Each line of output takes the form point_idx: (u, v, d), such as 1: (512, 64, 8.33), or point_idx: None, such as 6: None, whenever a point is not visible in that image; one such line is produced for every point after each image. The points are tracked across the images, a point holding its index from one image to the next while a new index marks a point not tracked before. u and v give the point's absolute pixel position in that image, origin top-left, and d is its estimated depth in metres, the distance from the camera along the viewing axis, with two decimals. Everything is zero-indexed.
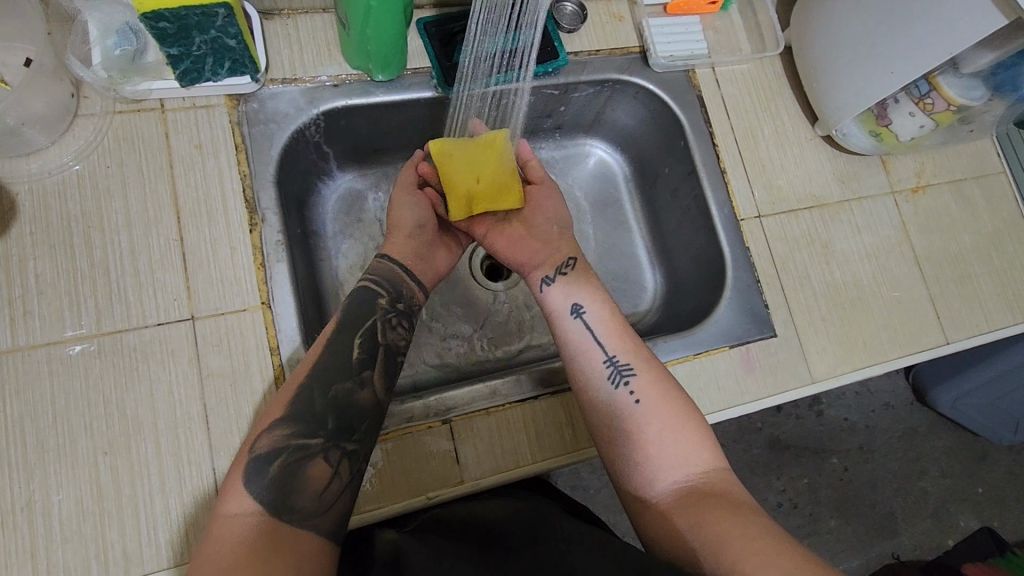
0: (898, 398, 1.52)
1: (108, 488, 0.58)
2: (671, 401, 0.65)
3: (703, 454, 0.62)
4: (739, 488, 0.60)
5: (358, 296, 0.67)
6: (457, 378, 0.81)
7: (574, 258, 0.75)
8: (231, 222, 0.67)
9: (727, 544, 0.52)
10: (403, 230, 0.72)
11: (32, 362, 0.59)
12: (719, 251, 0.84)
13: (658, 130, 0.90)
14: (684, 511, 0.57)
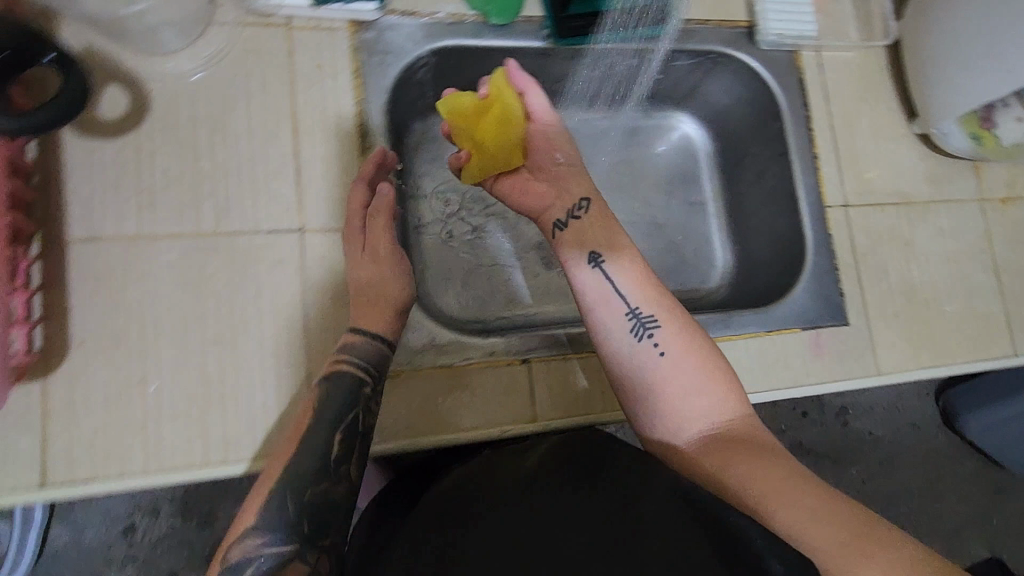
0: (929, 417, 1.52)
1: (212, 378, 0.62)
2: (699, 348, 0.62)
3: (732, 397, 0.59)
4: (770, 437, 0.57)
5: (340, 382, 0.59)
6: (526, 323, 0.84)
7: (588, 200, 0.71)
8: (343, 142, 0.69)
9: (765, 489, 0.50)
10: (379, 300, 0.63)
11: (154, 250, 0.62)
12: (801, 235, 0.84)
13: (752, 109, 0.90)
14: (713, 454, 0.55)
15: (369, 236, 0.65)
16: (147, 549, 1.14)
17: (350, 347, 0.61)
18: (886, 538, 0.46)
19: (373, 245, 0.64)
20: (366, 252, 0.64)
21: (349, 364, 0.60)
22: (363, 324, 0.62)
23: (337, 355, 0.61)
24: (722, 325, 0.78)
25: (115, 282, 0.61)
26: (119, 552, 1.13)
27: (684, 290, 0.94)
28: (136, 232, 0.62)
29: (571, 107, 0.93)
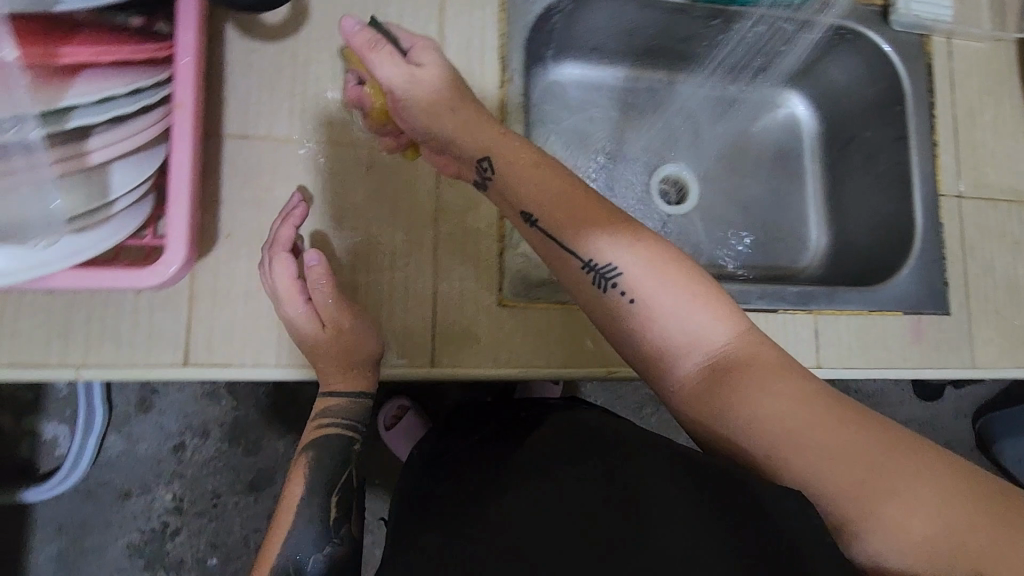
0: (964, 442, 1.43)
1: (347, 282, 0.65)
2: (670, 273, 0.50)
3: (722, 316, 0.50)
4: (766, 354, 0.50)
5: (332, 443, 0.68)
6: None
7: (488, 155, 0.57)
8: (486, 73, 0.71)
9: (780, 435, 0.46)
10: (349, 361, 0.62)
11: (304, 154, 0.64)
12: (911, 221, 0.84)
13: (872, 91, 0.89)
14: (714, 400, 0.49)
15: (319, 305, 0.61)
16: (194, 468, 1.16)
17: (330, 412, 0.67)
18: (907, 457, 0.43)
19: (328, 319, 0.61)
20: (327, 325, 0.61)
21: (333, 424, 0.67)
22: (342, 389, 0.66)
23: (320, 418, 0.68)
24: (829, 300, 0.78)
25: (263, 180, 0.63)
26: (166, 468, 1.16)
27: (773, 268, 0.95)
28: (287, 135, 0.64)
29: (684, 73, 0.95)
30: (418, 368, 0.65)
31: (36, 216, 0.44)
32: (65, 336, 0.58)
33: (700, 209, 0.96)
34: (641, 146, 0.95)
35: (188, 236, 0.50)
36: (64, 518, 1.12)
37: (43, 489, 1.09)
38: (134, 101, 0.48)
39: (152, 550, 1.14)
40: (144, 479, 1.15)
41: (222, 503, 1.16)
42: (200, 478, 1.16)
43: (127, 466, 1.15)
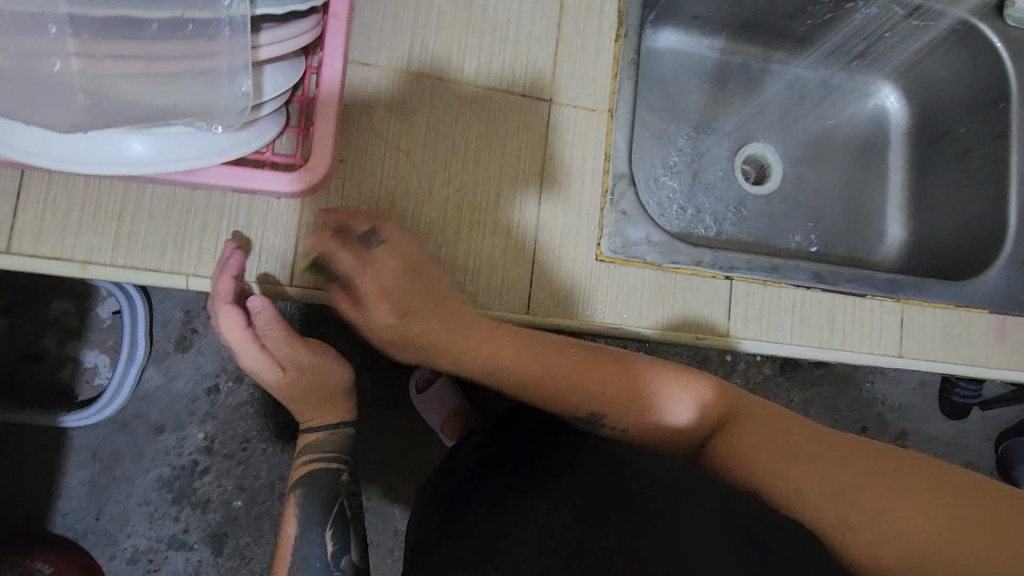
0: (984, 464, 1.39)
1: (452, 222, 0.65)
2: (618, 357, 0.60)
3: (700, 388, 0.57)
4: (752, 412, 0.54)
5: (318, 481, 0.68)
6: (715, 242, 0.89)
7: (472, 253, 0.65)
8: (602, 26, 0.70)
9: (775, 469, 0.48)
10: (318, 393, 0.67)
11: (420, 89, 0.65)
12: (1005, 221, 0.82)
13: (968, 87, 0.86)
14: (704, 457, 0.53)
15: (271, 349, 0.63)
16: (227, 411, 1.15)
17: (309, 449, 0.69)
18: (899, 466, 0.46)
19: (287, 363, 0.64)
20: (286, 368, 0.65)
21: (315, 460, 0.68)
22: (319, 423, 0.69)
23: (302, 459, 0.69)
24: (917, 290, 0.76)
25: (380, 112, 0.64)
26: (201, 408, 1.14)
27: (849, 256, 0.93)
28: (406, 67, 0.65)
29: (779, 53, 0.93)
30: (515, 315, 0.66)
31: (222, 102, 0.44)
32: (177, 245, 0.58)
33: (781, 192, 0.94)
34: (727, 122, 0.94)
35: (327, 153, 0.53)
36: (96, 445, 1.12)
37: (84, 415, 1.07)
38: (307, 4, 0.43)
39: (180, 486, 1.13)
40: (178, 416, 1.14)
41: (252, 447, 1.15)
42: (232, 421, 1.15)
43: (163, 402, 1.14)
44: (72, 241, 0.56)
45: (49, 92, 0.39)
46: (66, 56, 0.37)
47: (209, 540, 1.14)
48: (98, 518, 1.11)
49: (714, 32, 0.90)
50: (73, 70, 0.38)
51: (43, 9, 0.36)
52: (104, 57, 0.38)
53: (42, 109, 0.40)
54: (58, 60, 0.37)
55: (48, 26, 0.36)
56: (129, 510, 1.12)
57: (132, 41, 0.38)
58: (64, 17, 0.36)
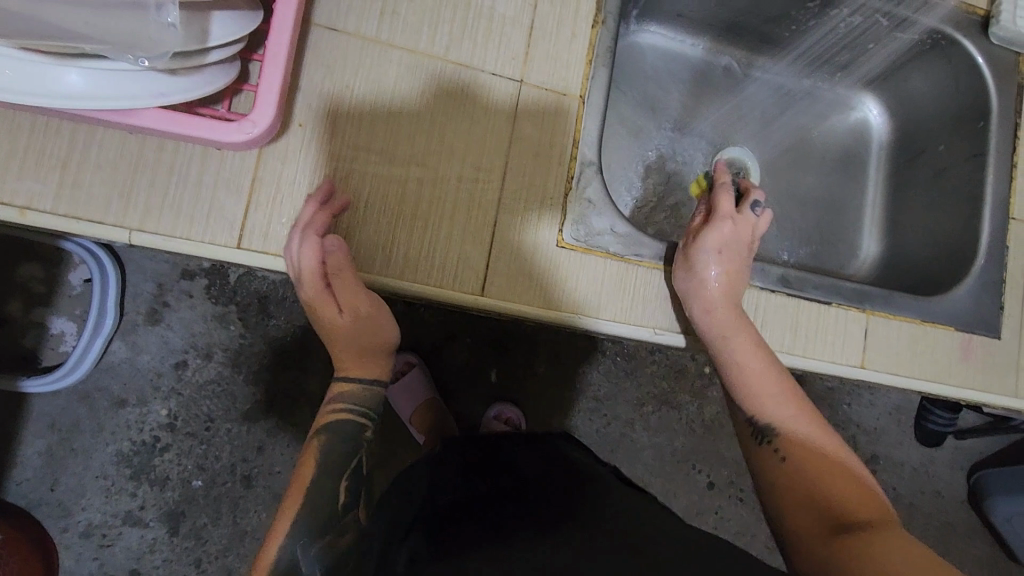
0: (954, 492, 1.38)
1: (410, 196, 0.64)
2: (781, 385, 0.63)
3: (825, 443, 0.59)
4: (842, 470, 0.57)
5: (344, 428, 0.66)
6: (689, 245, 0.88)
7: (471, 231, 0.65)
8: (579, 10, 0.69)
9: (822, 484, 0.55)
10: (361, 348, 0.64)
11: (386, 59, 0.64)
12: (977, 240, 0.81)
13: (949, 104, 0.86)
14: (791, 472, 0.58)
15: (337, 290, 0.60)
16: (192, 389, 1.13)
17: (346, 397, 0.66)
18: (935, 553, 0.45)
19: (348, 307, 0.61)
20: (344, 311, 0.61)
21: (345, 411, 0.66)
22: (355, 374, 0.66)
23: (335, 404, 0.66)
24: (883, 302, 0.77)
25: (347, 77, 0.63)
26: (165, 384, 1.12)
27: (822, 267, 0.93)
28: (375, 36, 0.64)
29: (763, 59, 0.93)
30: (471, 296, 0.64)
31: (153, 31, 0.40)
32: (125, 196, 0.57)
33: (761, 200, 0.93)
34: (708, 125, 0.93)
35: (275, 112, 0.52)
36: (56, 415, 1.09)
37: (41, 381, 1.04)
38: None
39: (139, 462, 1.11)
40: (141, 390, 1.11)
41: (216, 427, 1.13)
42: (196, 399, 1.13)
43: (126, 375, 1.11)
44: (14, 186, 0.54)
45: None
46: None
47: (165, 518, 1.11)
48: (52, 490, 1.08)
49: (699, 33, 0.89)
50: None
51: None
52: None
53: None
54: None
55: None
56: (85, 483, 1.09)
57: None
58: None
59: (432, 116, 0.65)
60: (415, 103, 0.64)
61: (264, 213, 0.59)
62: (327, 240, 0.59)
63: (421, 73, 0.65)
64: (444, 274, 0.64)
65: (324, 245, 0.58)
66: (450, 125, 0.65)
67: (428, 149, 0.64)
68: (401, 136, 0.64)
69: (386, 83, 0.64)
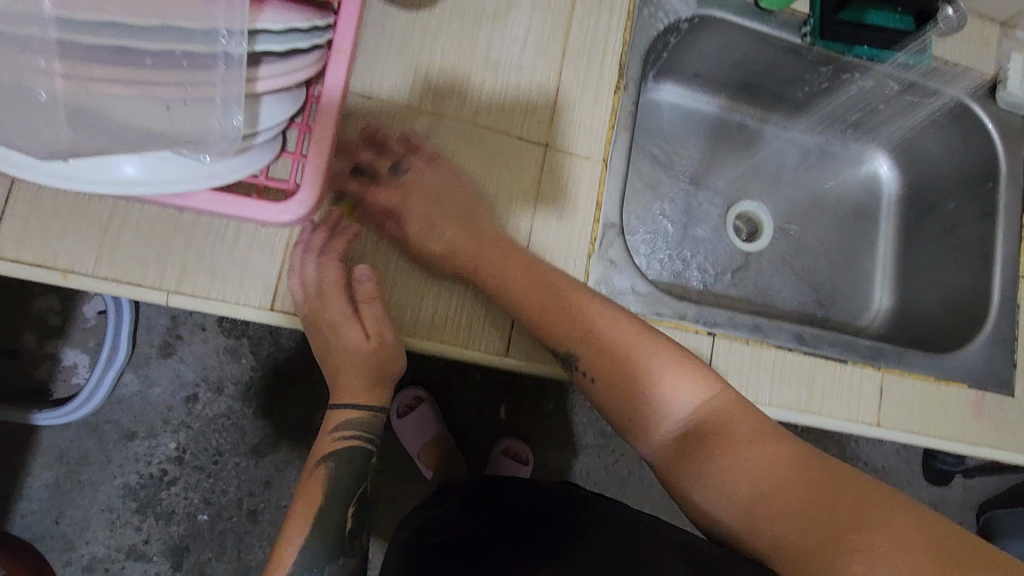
0: None
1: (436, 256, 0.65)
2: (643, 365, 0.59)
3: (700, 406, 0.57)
4: (735, 432, 0.55)
5: (352, 457, 0.65)
6: (703, 296, 0.90)
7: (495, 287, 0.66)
8: (603, 76, 0.71)
9: (750, 495, 0.51)
10: (372, 377, 0.64)
11: (416, 124, 0.66)
12: (988, 297, 0.83)
13: (959, 162, 0.88)
14: (695, 457, 0.55)
15: (364, 315, 0.61)
16: (202, 422, 1.13)
17: (349, 424, 0.65)
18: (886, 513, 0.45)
19: (374, 332, 0.61)
20: (370, 337, 0.62)
21: (353, 437, 0.65)
22: (362, 403, 0.65)
23: (338, 431, 0.65)
24: (897, 359, 0.78)
25: (381, 141, 0.65)
26: (175, 417, 1.12)
27: (833, 320, 0.94)
28: (409, 102, 0.66)
29: (776, 116, 0.95)
30: (493, 355, 0.66)
31: (213, 130, 0.40)
32: (161, 259, 0.58)
33: (773, 251, 0.95)
34: (721, 175, 0.95)
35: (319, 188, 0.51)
36: (66, 448, 1.09)
37: (55, 415, 1.04)
38: (309, 41, 0.43)
39: (146, 495, 1.11)
40: (151, 423, 1.12)
41: (223, 461, 1.13)
42: (206, 433, 1.13)
43: (138, 408, 1.11)
44: (55, 248, 0.56)
45: (32, 114, 0.36)
46: (52, 74, 0.34)
47: (169, 553, 1.11)
48: (57, 523, 1.08)
49: (713, 90, 0.92)
50: (59, 91, 0.35)
51: (34, 30, 0.33)
52: (92, 80, 0.34)
53: (24, 135, 0.37)
54: (39, 78, 0.34)
55: (35, 42, 0.33)
56: (91, 516, 1.09)
57: (125, 64, 0.35)
58: (54, 42, 0.33)
59: (461, 175, 0.66)
60: (445, 163, 0.66)
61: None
62: (358, 271, 0.60)
63: (452, 135, 0.67)
64: (467, 332, 0.65)
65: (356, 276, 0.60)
66: (480, 180, 0.67)
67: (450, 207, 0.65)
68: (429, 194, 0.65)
69: (417, 145, 0.66)
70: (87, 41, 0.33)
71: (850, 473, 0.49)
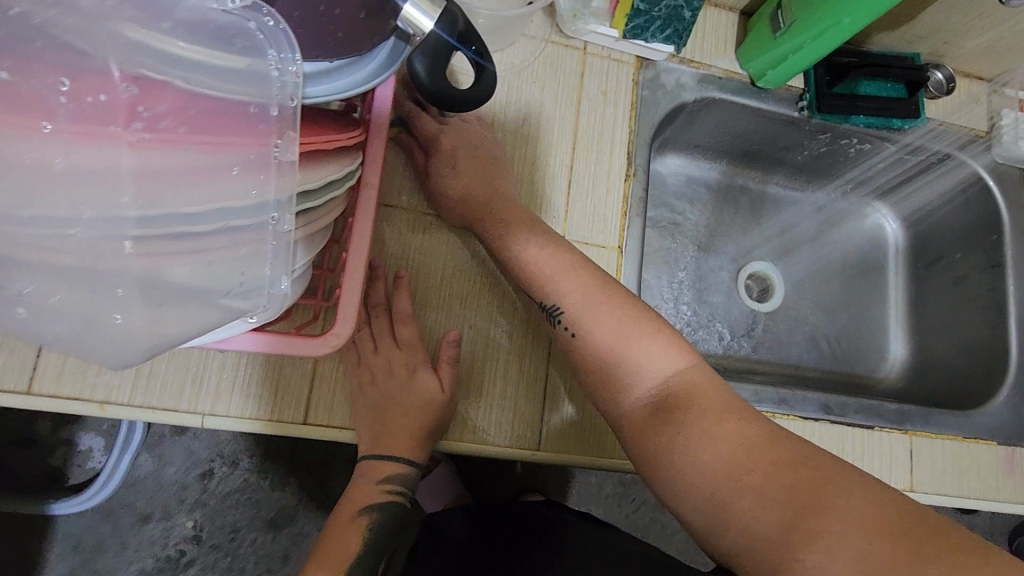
0: None
1: (466, 355, 0.66)
2: (629, 327, 0.59)
3: (669, 366, 0.58)
4: (705, 395, 0.55)
5: (388, 510, 0.64)
6: (720, 359, 0.90)
7: (521, 377, 0.66)
8: (612, 167, 0.74)
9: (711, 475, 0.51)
10: (414, 433, 0.64)
11: (433, 224, 0.68)
12: (1004, 349, 0.83)
13: (962, 215, 0.90)
14: (655, 428, 0.55)
15: (441, 373, 0.64)
16: (218, 499, 1.11)
17: (390, 477, 0.64)
18: (825, 495, 0.46)
19: (449, 386, 0.63)
20: (445, 390, 0.63)
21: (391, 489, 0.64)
22: (391, 464, 0.64)
23: (381, 482, 0.64)
24: (923, 421, 0.78)
25: (401, 240, 0.67)
26: (191, 495, 1.11)
27: (851, 376, 0.94)
28: (425, 206, 0.68)
29: (778, 177, 0.97)
30: (527, 452, 0.65)
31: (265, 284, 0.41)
32: (196, 383, 0.58)
33: (784, 308, 0.96)
34: (728, 239, 0.97)
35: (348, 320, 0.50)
36: (82, 535, 1.07)
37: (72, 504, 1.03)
38: (343, 172, 0.45)
39: None
40: (166, 503, 1.10)
41: (240, 538, 1.11)
42: (222, 510, 1.11)
43: (152, 489, 1.10)
44: (92, 380, 0.56)
45: (87, 293, 0.35)
46: (130, 256, 0.34)
47: None
48: None
49: (716, 158, 0.94)
50: (138, 274, 0.35)
51: (115, 227, 0.34)
52: (165, 258, 0.35)
53: (94, 335, 0.37)
54: (106, 261, 0.34)
55: (116, 241, 0.34)
56: None
57: (192, 240, 0.36)
58: (135, 234, 0.34)
59: (484, 270, 0.68)
60: (470, 259, 0.68)
61: (337, 371, 0.62)
62: (449, 336, 0.65)
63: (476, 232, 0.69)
64: (497, 426, 0.65)
65: (446, 341, 0.65)
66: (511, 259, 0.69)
67: (469, 301, 0.67)
68: (458, 291, 0.67)
69: (439, 244, 0.68)
70: (161, 229, 0.35)
71: (792, 443, 0.51)
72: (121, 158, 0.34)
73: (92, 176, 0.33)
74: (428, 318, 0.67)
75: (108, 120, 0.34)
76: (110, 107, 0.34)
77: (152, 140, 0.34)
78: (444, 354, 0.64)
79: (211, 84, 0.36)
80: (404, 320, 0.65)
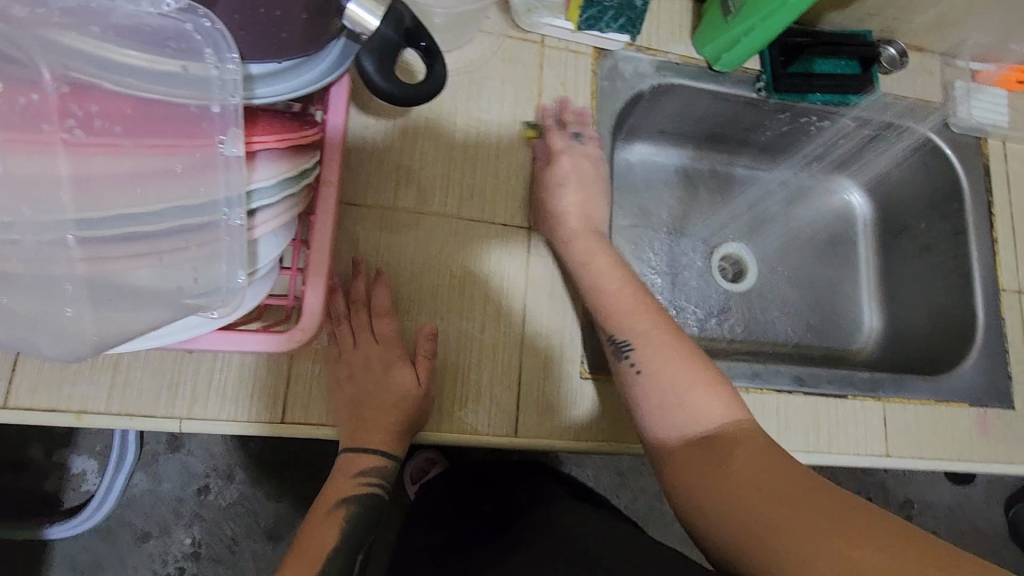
0: (993, 528, 1.35)
1: (443, 346, 0.67)
2: (682, 364, 0.60)
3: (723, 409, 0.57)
4: (758, 442, 0.54)
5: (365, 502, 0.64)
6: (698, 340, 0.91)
7: (494, 365, 0.68)
8: None
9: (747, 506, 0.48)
10: (391, 427, 0.63)
11: (399, 220, 0.69)
12: (972, 314, 0.85)
13: (925, 185, 0.92)
14: (699, 465, 0.54)
15: (419, 367, 0.64)
16: (215, 512, 1.12)
17: (367, 469, 0.64)
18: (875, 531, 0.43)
19: (427, 379, 0.64)
20: (423, 383, 0.64)
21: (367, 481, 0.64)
22: (367, 457, 0.63)
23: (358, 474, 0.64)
24: (896, 387, 0.80)
25: (371, 239, 0.68)
26: (188, 510, 1.11)
27: (829, 350, 0.96)
28: (392, 203, 0.69)
29: (744, 158, 0.99)
30: (502, 438, 0.66)
31: (222, 280, 0.44)
32: (170, 391, 0.59)
33: (759, 287, 0.98)
34: (700, 223, 0.99)
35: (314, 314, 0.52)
36: (80, 556, 1.07)
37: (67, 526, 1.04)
38: (297, 170, 0.46)
39: None
40: (163, 519, 1.10)
41: (239, 550, 1.11)
42: (220, 523, 1.12)
43: (148, 506, 1.10)
44: (69, 391, 0.57)
45: (35, 296, 0.38)
46: (73, 260, 0.38)
47: None
48: None
49: (685, 140, 0.95)
50: (81, 276, 0.38)
51: (55, 232, 0.37)
52: (107, 260, 0.38)
53: (50, 339, 0.40)
54: (49, 266, 0.38)
55: (58, 245, 0.37)
56: None
57: (136, 241, 0.39)
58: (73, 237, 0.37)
59: (457, 264, 0.69)
60: (442, 253, 0.69)
61: (313, 366, 0.63)
62: (426, 330, 0.66)
63: (450, 227, 0.70)
64: (474, 413, 0.66)
65: (423, 334, 0.66)
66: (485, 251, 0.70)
67: (441, 294, 0.68)
68: (434, 284, 0.69)
69: (408, 240, 0.69)
70: (101, 232, 0.38)
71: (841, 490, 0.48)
72: (60, 164, 0.36)
73: (30, 180, 0.36)
74: (404, 313, 0.68)
75: (42, 121, 0.35)
76: (43, 108, 0.35)
77: (88, 142, 0.36)
78: (422, 349, 0.65)
79: (149, 87, 0.38)
80: (378, 315, 0.65)
